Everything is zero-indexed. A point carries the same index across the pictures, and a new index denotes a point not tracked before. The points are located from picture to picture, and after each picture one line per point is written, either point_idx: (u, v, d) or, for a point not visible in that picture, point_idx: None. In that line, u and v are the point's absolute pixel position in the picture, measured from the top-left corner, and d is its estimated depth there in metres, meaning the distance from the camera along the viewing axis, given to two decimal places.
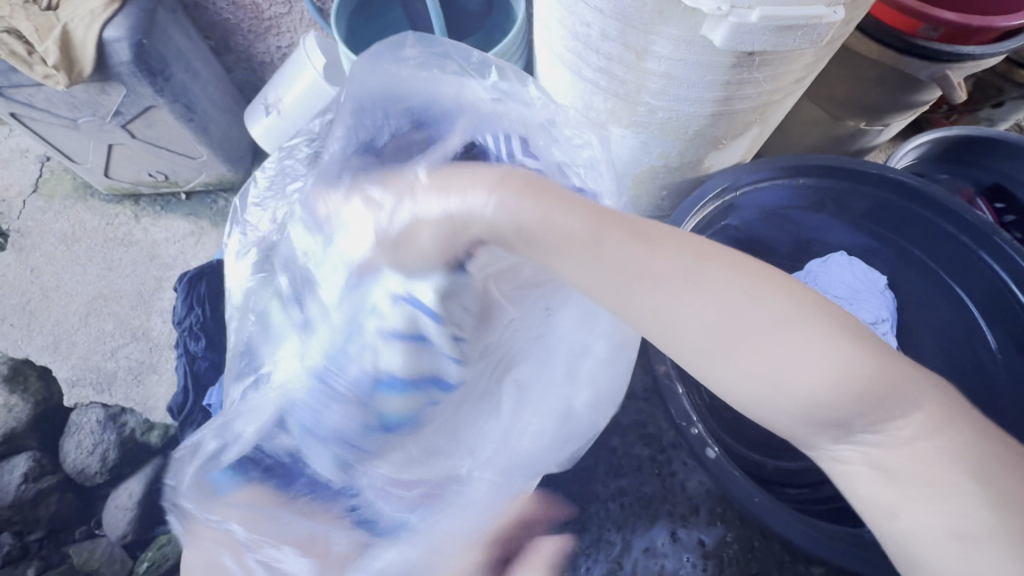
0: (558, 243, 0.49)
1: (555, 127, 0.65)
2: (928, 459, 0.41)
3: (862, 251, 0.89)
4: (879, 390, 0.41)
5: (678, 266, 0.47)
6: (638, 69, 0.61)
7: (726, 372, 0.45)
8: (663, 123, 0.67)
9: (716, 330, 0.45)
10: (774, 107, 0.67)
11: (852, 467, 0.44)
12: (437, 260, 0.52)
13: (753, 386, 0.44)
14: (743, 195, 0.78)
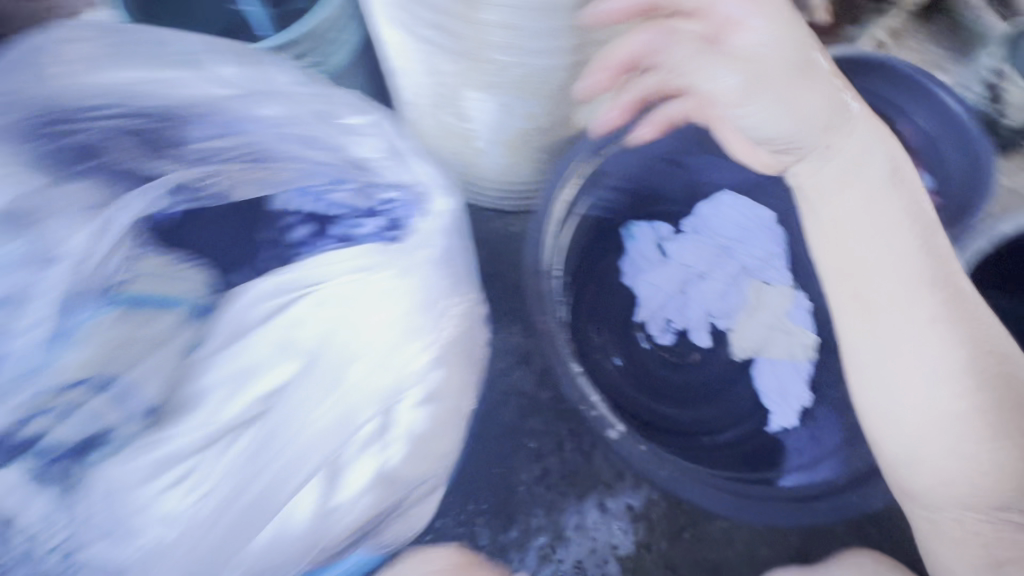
0: (889, 217, 0.62)
1: (335, 116, 0.58)
2: (978, 421, 0.58)
3: (751, 187, 0.86)
4: (1017, 476, 0.58)
5: (910, 271, 0.62)
6: (475, 22, 0.51)
7: (931, 357, 0.60)
8: (519, 80, 0.59)
9: (972, 342, 0.60)
10: (637, 49, 0.61)
11: (943, 511, 0.61)
12: (821, 161, 0.63)
13: (939, 359, 0.59)
14: (620, 150, 0.73)
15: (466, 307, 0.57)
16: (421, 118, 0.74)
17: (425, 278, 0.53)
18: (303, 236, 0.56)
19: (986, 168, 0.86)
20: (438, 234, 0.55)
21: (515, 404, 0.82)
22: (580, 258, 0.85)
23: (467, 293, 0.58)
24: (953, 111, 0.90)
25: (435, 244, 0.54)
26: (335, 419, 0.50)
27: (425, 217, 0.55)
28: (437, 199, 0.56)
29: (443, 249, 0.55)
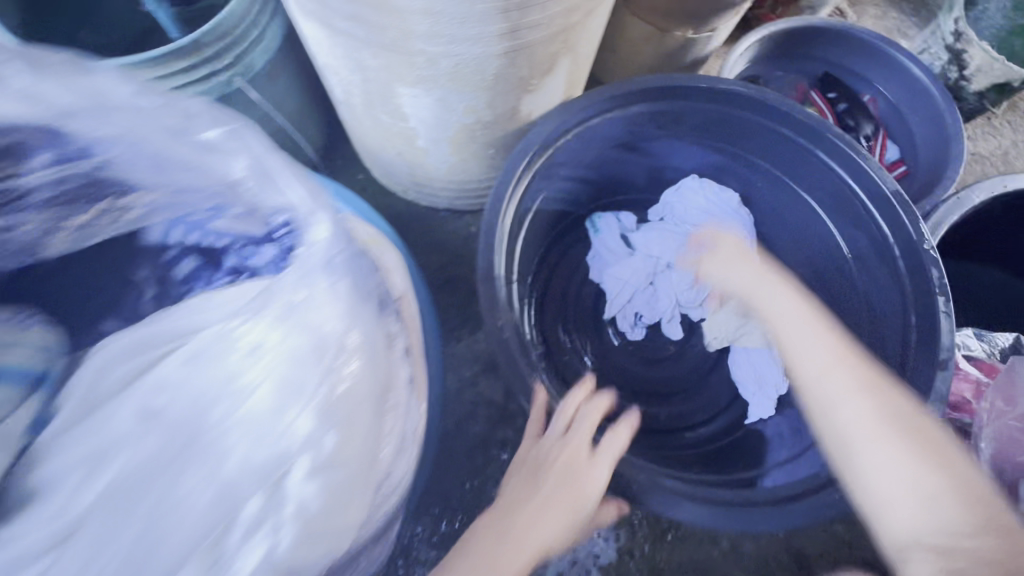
0: (760, 272, 0.67)
1: (186, 132, 0.40)
2: (889, 420, 0.49)
3: (714, 169, 0.82)
4: (935, 490, 0.46)
5: (791, 306, 0.61)
6: (392, 10, 0.46)
7: (829, 362, 0.54)
8: (452, 71, 0.54)
9: (875, 375, 0.53)
10: (579, 31, 0.56)
11: (920, 543, 0.44)
12: (733, 268, 0.70)
13: (836, 372, 0.53)
14: (571, 141, 0.68)
15: (394, 367, 0.45)
16: (357, 118, 0.69)
17: (308, 326, 0.38)
18: (193, 269, 0.46)
19: (949, 140, 0.83)
20: (345, 267, 0.41)
21: (484, 414, 0.78)
22: (541, 256, 0.82)
23: (382, 334, 0.44)
24: (916, 79, 0.88)
25: (341, 284, 0.40)
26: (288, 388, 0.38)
27: (309, 243, 0.40)
28: (327, 232, 0.41)
29: (337, 281, 0.40)
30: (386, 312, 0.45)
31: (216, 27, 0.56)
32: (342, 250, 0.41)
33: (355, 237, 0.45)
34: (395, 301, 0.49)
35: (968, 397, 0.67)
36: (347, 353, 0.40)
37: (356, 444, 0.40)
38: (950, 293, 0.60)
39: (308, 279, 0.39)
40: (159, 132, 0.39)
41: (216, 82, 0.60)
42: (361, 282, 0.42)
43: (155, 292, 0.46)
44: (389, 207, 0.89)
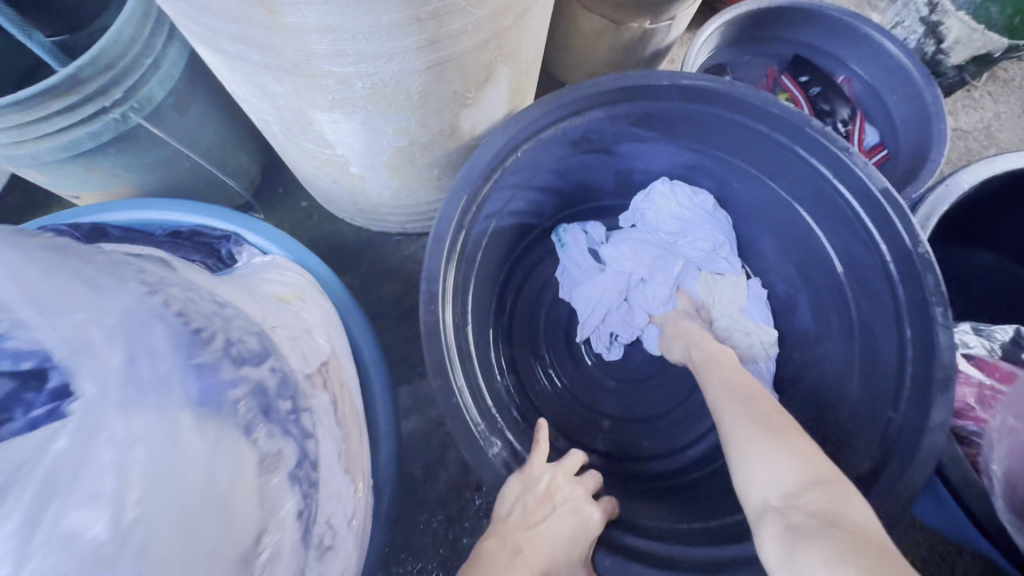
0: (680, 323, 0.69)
1: None
2: (755, 412, 0.48)
3: (685, 169, 0.75)
4: (782, 458, 0.43)
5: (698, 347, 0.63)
6: (284, 30, 0.39)
7: (719, 382, 0.55)
8: (371, 93, 0.47)
9: (754, 391, 0.52)
10: (514, 35, 0.49)
11: (768, 505, 0.41)
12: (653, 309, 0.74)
13: (721, 386, 0.54)
14: (525, 155, 0.61)
15: (272, 509, 0.31)
16: (282, 147, 0.61)
17: (68, 525, 0.25)
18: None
19: (930, 119, 0.78)
20: (142, 412, 0.27)
21: (455, 457, 0.72)
22: (506, 278, 0.76)
23: (243, 467, 0.30)
24: (891, 56, 0.82)
25: (149, 437, 0.27)
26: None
27: (92, 386, 0.27)
28: (120, 357, 0.28)
29: (131, 429, 0.27)
30: (252, 441, 0.31)
31: (93, 59, 0.48)
32: (148, 377, 0.28)
33: (195, 346, 0.31)
34: (292, 398, 0.36)
35: (971, 403, 0.61)
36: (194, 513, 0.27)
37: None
38: (949, 302, 0.54)
39: (78, 446, 0.26)
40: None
41: (108, 120, 0.53)
42: (189, 421, 0.29)
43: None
44: (338, 235, 0.82)
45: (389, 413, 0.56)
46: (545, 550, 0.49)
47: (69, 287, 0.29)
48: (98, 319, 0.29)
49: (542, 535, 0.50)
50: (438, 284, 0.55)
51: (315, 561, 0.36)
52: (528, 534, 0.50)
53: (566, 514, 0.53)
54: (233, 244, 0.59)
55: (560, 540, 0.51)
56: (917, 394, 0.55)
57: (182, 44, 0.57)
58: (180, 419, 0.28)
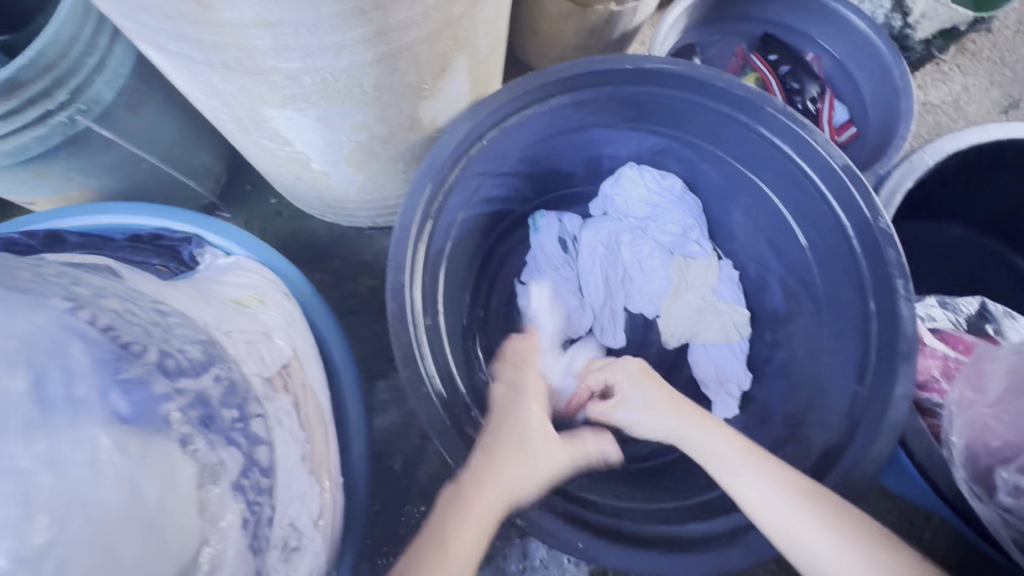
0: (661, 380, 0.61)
1: None
2: (829, 515, 0.47)
3: (654, 153, 0.75)
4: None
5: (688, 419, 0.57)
6: (222, 26, 0.38)
7: (758, 475, 0.51)
8: (322, 87, 0.46)
9: (806, 493, 0.49)
10: (468, 22, 0.48)
11: None
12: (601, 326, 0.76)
13: (767, 493, 0.49)
14: (490, 145, 0.61)
15: (212, 520, 0.30)
16: (241, 145, 0.60)
17: None
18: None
19: (897, 96, 0.78)
20: (54, 438, 0.25)
21: (435, 449, 0.72)
22: (478, 269, 0.76)
23: (176, 481, 0.28)
24: (859, 31, 0.81)
25: (65, 464, 0.25)
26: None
27: None
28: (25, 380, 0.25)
29: (35, 454, 0.24)
30: (188, 453, 0.29)
31: (32, 60, 0.47)
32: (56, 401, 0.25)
33: (122, 362, 0.28)
34: (238, 405, 0.34)
35: (935, 375, 0.62)
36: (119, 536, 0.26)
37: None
38: (910, 275, 0.55)
39: None
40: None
41: (55, 123, 0.51)
42: (109, 442, 0.26)
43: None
44: (309, 232, 0.81)
45: (361, 409, 0.56)
46: (512, 455, 0.51)
47: None
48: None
49: (506, 443, 0.52)
50: (404, 275, 0.54)
51: (277, 561, 0.36)
52: (489, 445, 0.51)
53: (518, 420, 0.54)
54: (194, 246, 0.58)
55: (522, 444, 0.52)
56: (881, 368, 0.55)
57: (128, 41, 0.55)
58: (98, 442, 0.26)
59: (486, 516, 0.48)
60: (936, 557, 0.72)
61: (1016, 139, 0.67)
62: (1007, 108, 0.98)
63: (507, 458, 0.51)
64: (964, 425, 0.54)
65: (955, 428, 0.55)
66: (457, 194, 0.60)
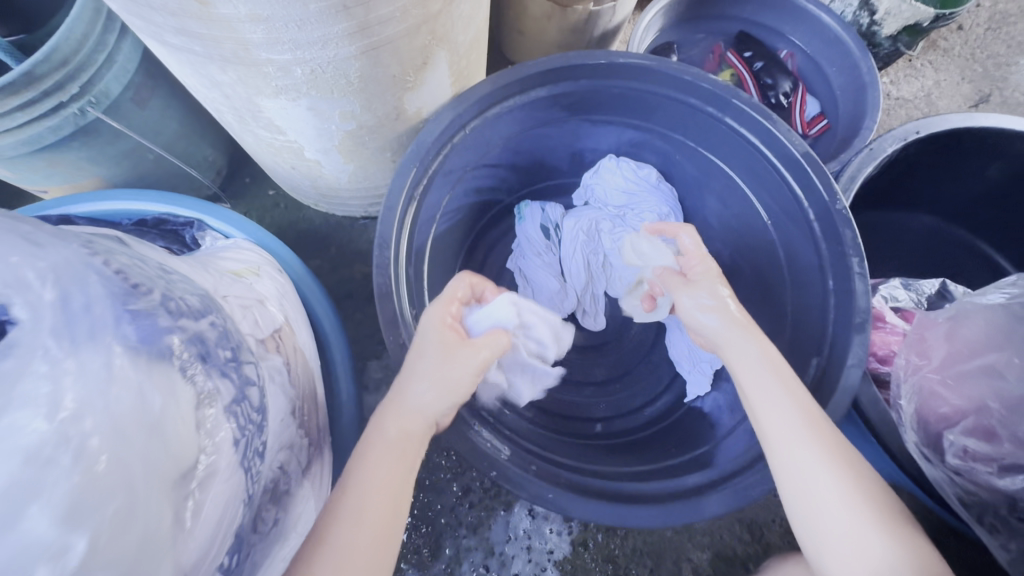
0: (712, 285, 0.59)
1: None
2: (842, 470, 0.47)
3: (631, 145, 0.79)
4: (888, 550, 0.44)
5: (734, 319, 0.55)
6: (218, 21, 0.42)
7: (795, 417, 0.49)
8: (311, 78, 0.50)
9: (829, 443, 0.48)
10: (445, 19, 0.52)
11: None
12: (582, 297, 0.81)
13: (798, 420, 0.49)
14: (471, 135, 0.64)
15: (209, 434, 0.33)
16: (239, 136, 0.64)
17: (11, 424, 0.26)
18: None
19: (865, 89, 0.82)
20: (76, 341, 0.29)
21: None
22: (466, 255, 0.80)
23: (176, 399, 0.32)
24: (828, 27, 0.86)
25: (87, 361, 0.29)
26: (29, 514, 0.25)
27: (25, 313, 0.28)
28: (48, 293, 0.29)
29: (64, 347, 0.28)
30: (187, 377, 0.33)
31: (48, 55, 0.51)
32: (86, 310, 0.30)
33: (130, 295, 0.32)
34: (231, 348, 0.38)
35: (895, 349, 0.66)
36: (133, 427, 0.29)
37: (127, 534, 0.27)
38: (863, 252, 0.59)
39: (13, 367, 0.27)
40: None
41: (68, 114, 0.56)
42: (122, 352, 0.30)
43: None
44: (306, 221, 0.85)
45: (351, 380, 0.59)
46: (412, 367, 0.48)
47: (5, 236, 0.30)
48: (32, 262, 0.29)
49: (410, 358, 0.49)
50: (389, 251, 0.57)
51: (268, 500, 0.40)
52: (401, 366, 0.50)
53: (426, 324, 0.51)
54: (196, 230, 0.62)
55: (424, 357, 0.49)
56: (836, 340, 0.59)
57: (135, 40, 0.60)
58: (113, 347, 0.30)
59: (391, 442, 0.45)
60: None
61: (975, 129, 0.70)
62: (977, 102, 1.02)
63: (408, 375, 0.48)
64: (913, 390, 0.58)
65: (904, 393, 0.58)
66: (441, 179, 0.64)
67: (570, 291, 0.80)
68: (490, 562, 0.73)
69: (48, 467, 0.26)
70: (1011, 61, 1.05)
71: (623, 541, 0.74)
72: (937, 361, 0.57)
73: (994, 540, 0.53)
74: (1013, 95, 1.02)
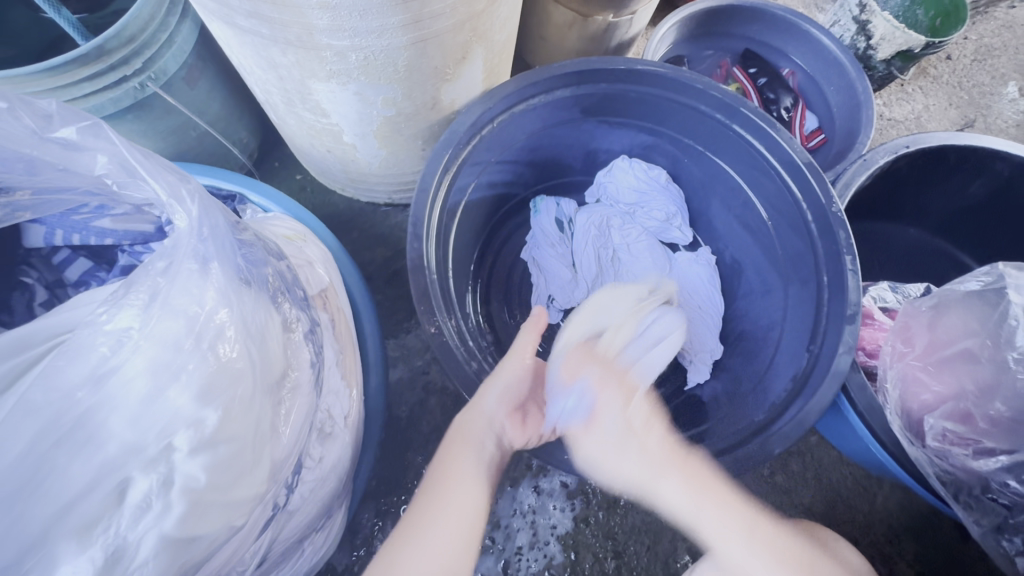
0: (462, 469, 0.56)
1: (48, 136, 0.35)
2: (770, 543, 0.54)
3: (642, 148, 0.85)
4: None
5: (644, 451, 0.58)
6: (291, 7, 0.47)
7: (726, 519, 0.55)
8: (364, 65, 0.55)
9: (752, 530, 0.55)
10: (486, 18, 0.58)
11: None
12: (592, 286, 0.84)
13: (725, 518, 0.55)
14: (500, 127, 0.69)
15: (294, 355, 0.42)
16: (282, 117, 0.69)
17: (171, 309, 0.33)
18: (83, 272, 0.47)
19: (860, 107, 0.88)
20: (214, 250, 0.36)
21: (437, 404, 0.78)
22: (483, 243, 0.84)
23: (274, 321, 0.40)
24: (828, 50, 0.93)
25: (222, 266, 0.36)
26: (182, 382, 0.33)
27: (182, 215, 0.36)
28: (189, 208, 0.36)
29: (208, 254, 0.35)
30: (278, 304, 0.41)
31: (119, 32, 0.56)
32: (221, 231, 0.37)
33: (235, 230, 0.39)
34: (303, 289, 0.47)
35: (881, 344, 0.71)
36: (255, 329, 0.37)
37: (241, 419, 0.35)
38: (855, 252, 0.64)
39: (171, 268, 0.34)
40: (14, 133, 0.34)
41: (128, 87, 0.60)
42: (239, 268, 0.38)
43: (47, 298, 0.45)
44: (330, 206, 0.89)
45: (377, 344, 0.63)
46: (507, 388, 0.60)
47: (170, 166, 0.38)
48: (184, 184, 0.37)
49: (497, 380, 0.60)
50: (423, 227, 0.61)
51: (315, 439, 0.44)
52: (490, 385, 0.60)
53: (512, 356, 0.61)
54: (238, 203, 0.65)
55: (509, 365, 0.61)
56: (828, 330, 0.64)
57: (193, 24, 0.65)
58: (233, 261, 0.37)
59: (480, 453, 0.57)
60: (888, 518, 0.79)
61: (959, 146, 0.76)
62: (963, 126, 1.09)
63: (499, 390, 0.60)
64: (898, 376, 0.63)
65: (889, 379, 0.63)
66: (470, 167, 0.68)
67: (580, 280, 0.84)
68: (495, 534, 0.76)
69: (192, 357, 0.33)
70: (994, 91, 1.12)
71: (621, 519, 0.78)
72: (919, 349, 0.63)
73: (969, 516, 0.57)
74: (996, 122, 1.10)
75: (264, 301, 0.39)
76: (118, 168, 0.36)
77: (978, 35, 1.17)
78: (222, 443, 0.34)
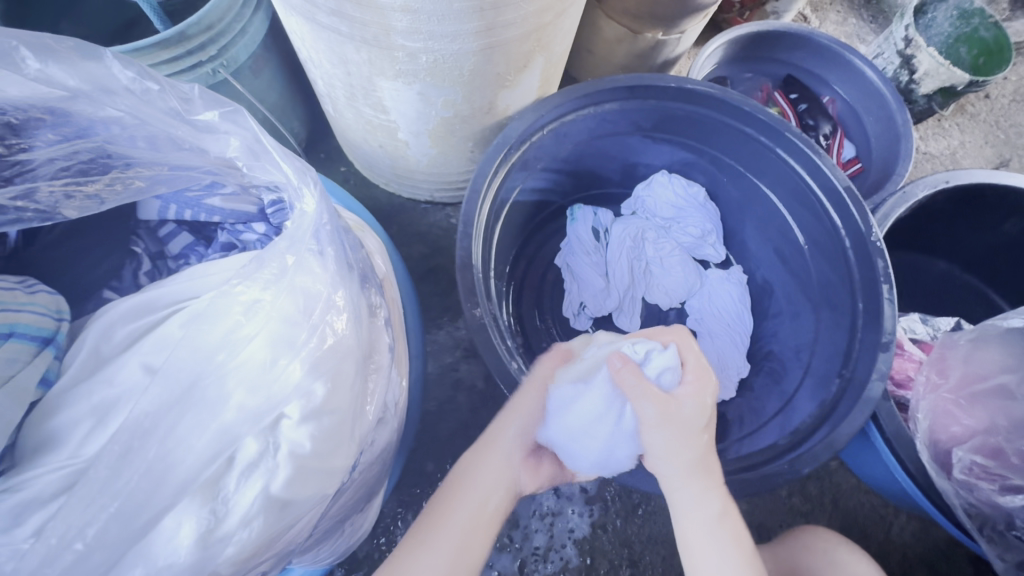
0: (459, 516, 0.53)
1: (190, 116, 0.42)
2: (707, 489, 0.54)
3: (682, 164, 0.86)
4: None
5: (686, 455, 0.52)
6: (374, 7, 0.49)
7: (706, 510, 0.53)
8: (431, 67, 0.57)
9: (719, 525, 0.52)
10: (551, 30, 0.60)
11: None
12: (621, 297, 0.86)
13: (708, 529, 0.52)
14: (551, 134, 0.71)
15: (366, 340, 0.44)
16: (340, 111, 0.71)
17: (294, 290, 0.38)
18: (184, 245, 0.50)
19: (899, 139, 0.89)
20: (318, 238, 0.40)
21: (466, 400, 0.80)
22: (520, 246, 0.86)
23: (361, 308, 0.44)
24: (870, 81, 0.94)
25: (323, 253, 0.40)
26: (296, 353, 0.37)
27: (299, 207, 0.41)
28: (314, 189, 0.41)
29: (323, 244, 0.40)
30: (361, 290, 0.44)
31: (201, 19, 0.58)
32: (328, 219, 0.42)
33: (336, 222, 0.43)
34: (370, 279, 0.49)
35: (911, 374, 0.72)
36: (348, 316, 0.41)
37: (343, 393, 0.39)
38: (893, 281, 0.64)
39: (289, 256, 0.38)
40: (160, 111, 0.41)
41: (202, 72, 0.62)
42: (337, 255, 0.42)
43: (150, 268, 0.49)
44: (372, 200, 0.92)
45: (419, 336, 0.65)
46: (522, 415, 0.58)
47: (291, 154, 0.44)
48: (304, 169, 0.43)
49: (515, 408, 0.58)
50: (473, 226, 0.63)
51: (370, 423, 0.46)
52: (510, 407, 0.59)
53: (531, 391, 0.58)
54: None
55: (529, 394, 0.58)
56: (861, 357, 0.65)
57: (264, 16, 0.68)
58: (333, 249, 0.42)
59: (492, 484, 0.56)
60: (904, 548, 0.79)
61: (999, 185, 0.77)
62: (999, 164, 1.10)
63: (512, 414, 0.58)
64: (929, 408, 0.64)
65: (920, 409, 0.64)
66: (519, 170, 0.70)
67: (612, 290, 0.86)
68: (512, 533, 0.77)
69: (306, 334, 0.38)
70: None
71: (636, 527, 0.78)
72: (953, 382, 0.63)
73: (993, 550, 0.58)
74: None
75: (351, 289, 0.42)
76: (247, 151, 0.43)
77: (1017, 76, 1.18)
78: (323, 411, 0.38)
